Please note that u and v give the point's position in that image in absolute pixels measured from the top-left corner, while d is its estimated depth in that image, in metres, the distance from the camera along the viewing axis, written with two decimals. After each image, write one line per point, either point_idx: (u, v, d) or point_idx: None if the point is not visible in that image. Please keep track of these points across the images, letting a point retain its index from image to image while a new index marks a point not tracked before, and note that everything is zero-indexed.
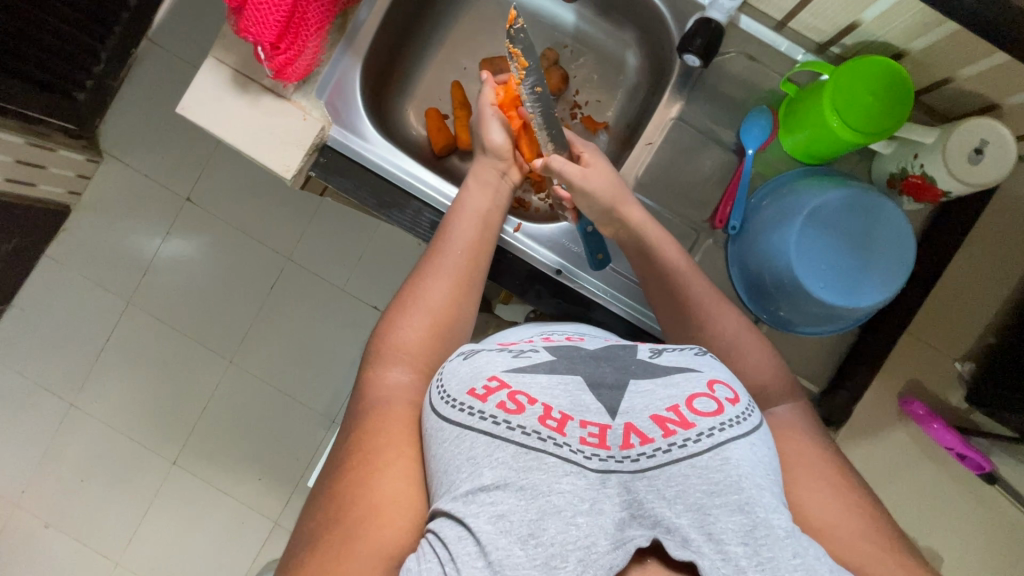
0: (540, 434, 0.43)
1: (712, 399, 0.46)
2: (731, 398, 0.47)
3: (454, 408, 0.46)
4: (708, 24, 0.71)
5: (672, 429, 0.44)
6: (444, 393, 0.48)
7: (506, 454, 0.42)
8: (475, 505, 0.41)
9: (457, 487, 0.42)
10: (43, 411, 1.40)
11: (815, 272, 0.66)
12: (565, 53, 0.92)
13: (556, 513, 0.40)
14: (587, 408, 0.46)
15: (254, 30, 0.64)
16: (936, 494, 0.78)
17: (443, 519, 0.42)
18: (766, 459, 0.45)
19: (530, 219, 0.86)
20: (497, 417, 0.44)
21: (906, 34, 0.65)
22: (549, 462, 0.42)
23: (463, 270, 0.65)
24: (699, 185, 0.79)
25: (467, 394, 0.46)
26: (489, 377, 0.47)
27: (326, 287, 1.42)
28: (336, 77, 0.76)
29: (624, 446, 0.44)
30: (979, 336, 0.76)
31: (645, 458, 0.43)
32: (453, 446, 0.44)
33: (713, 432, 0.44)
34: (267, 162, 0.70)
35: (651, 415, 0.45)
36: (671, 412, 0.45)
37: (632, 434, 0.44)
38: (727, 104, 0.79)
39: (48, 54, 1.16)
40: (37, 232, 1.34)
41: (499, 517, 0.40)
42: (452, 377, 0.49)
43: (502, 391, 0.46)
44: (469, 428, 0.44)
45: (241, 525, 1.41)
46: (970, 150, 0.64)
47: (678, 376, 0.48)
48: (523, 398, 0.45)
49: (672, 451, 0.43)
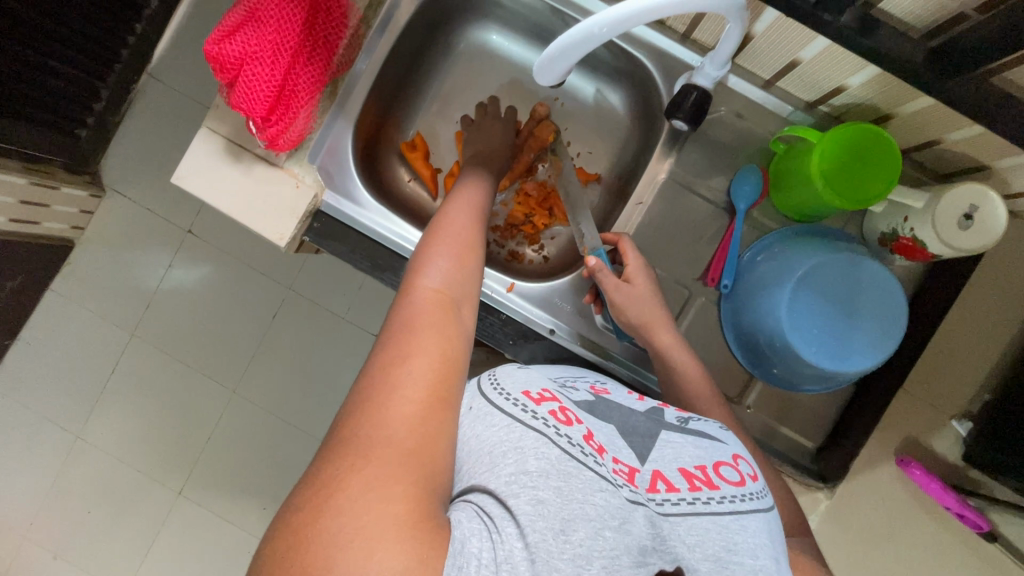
0: (582, 448, 0.44)
1: (735, 470, 0.49)
2: (750, 474, 0.51)
3: (507, 399, 0.46)
4: (693, 90, 0.71)
5: (698, 484, 0.46)
6: (498, 386, 0.49)
7: (551, 453, 0.42)
8: (517, 486, 0.39)
9: (500, 470, 0.41)
10: (49, 443, 1.42)
11: (807, 333, 0.66)
12: (557, 105, 0.92)
13: (588, 519, 0.39)
14: (620, 448, 0.48)
15: (245, 105, 0.66)
16: (936, 549, 0.77)
17: (482, 496, 0.40)
18: (777, 535, 0.47)
19: (522, 275, 0.87)
20: (549, 420, 0.45)
21: (894, 98, 0.65)
22: (587, 475, 0.42)
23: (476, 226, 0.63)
24: (691, 243, 0.79)
25: (523, 395, 0.47)
26: (543, 388, 0.49)
27: (326, 317, 1.42)
28: (329, 141, 0.76)
29: (651, 488, 0.45)
30: (974, 393, 0.75)
31: (670, 504, 0.45)
32: (501, 432, 0.43)
33: (734, 499, 0.47)
34: (262, 230, 0.72)
35: (679, 467, 0.48)
36: (698, 470, 0.48)
37: (659, 480, 0.46)
38: (718, 161, 0.79)
39: (48, 95, 1.18)
40: (42, 267, 1.35)
41: (539, 502, 0.39)
42: (507, 377, 0.50)
43: (554, 403, 0.47)
44: (520, 422, 0.44)
45: (244, 555, 1.42)
46: (959, 217, 0.63)
47: (704, 442, 0.52)
48: (572, 416, 0.47)
49: (695, 503, 0.45)
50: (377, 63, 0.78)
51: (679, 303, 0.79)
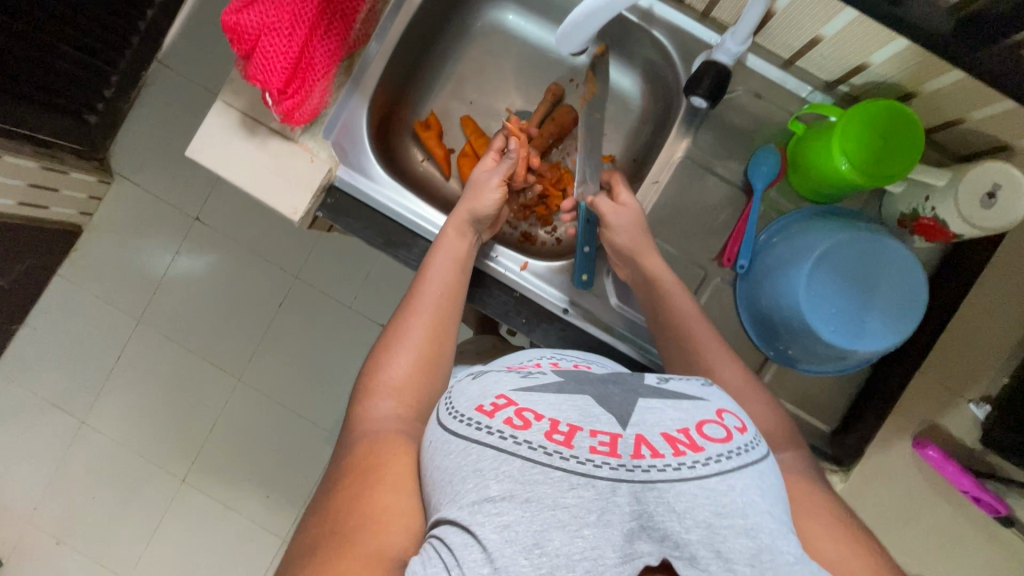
0: (545, 449, 0.43)
1: (722, 426, 0.46)
2: (739, 426, 0.47)
3: (462, 421, 0.47)
4: (714, 65, 0.71)
5: (683, 449, 0.44)
6: (454, 410, 0.49)
7: (512, 468, 0.42)
8: (482, 515, 0.41)
9: (463, 497, 0.43)
10: (55, 428, 1.42)
11: (824, 312, 0.66)
12: (572, 87, 0.92)
13: (561, 526, 0.40)
14: (596, 419, 0.46)
15: (262, 77, 0.66)
16: (952, 534, 0.77)
17: (448, 526, 0.42)
18: (776, 486, 0.45)
19: (536, 255, 0.86)
20: (505, 431, 0.44)
21: (917, 75, 0.65)
22: (554, 476, 0.41)
23: (443, 310, 0.69)
24: (707, 223, 0.78)
25: (475, 409, 0.47)
26: (497, 395, 0.48)
27: (333, 305, 1.42)
28: (343, 118, 0.77)
29: (635, 455, 0.43)
30: (996, 376, 0.73)
31: (656, 470, 0.42)
32: (459, 458, 0.45)
33: (722, 458, 0.44)
34: (274, 203, 0.71)
35: (662, 432, 0.45)
36: (681, 433, 0.45)
37: (643, 445, 0.44)
38: (734, 141, 0.78)
39: (60, 79, 1.18)
40: (50, 252, 1.36)
41: (504, 527, 0.40)
42: (461, 395, 0.50)
43: (510, 408, 0.46)
44: (476, 442, 0.44)
45: (248, 543, 1.42)
46: (982, 194, 0.63)
47: (687, 402, 0.49)
48: (531, 414, 0.45)
49: (681, 469, 0.42)
50: (392, 42, 0.78)
51: (694, 282, 0.78)
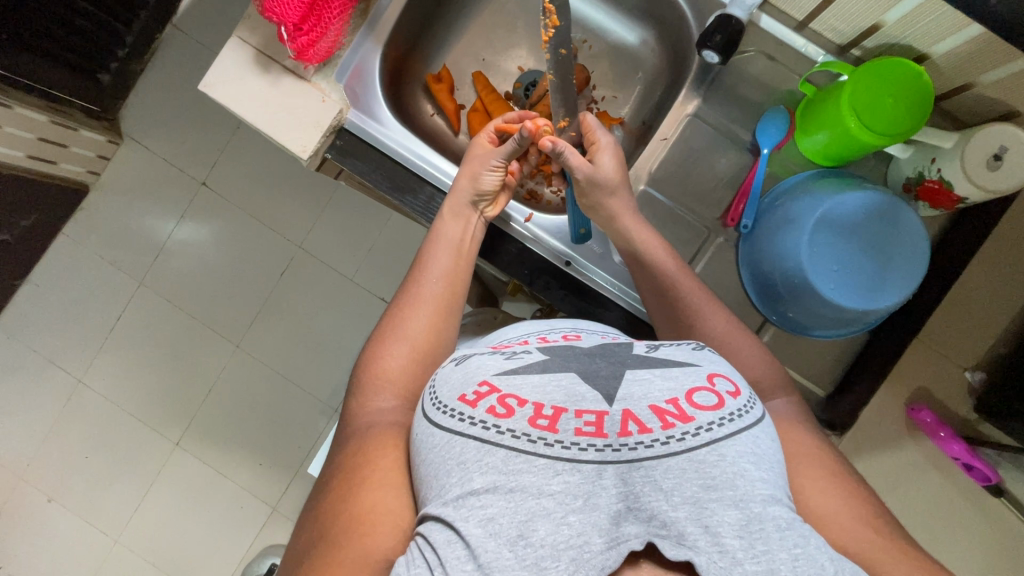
0: (530, 436, 0.41)
1: (712, 393, 0.44)
2: (731, 391, 0.45)
3: (445, 414, 0.44)
4: (728, 21, 0.73)
5: (670, 421, 0.42)
6: (436, 400, 0.46)
7: (496, 459, 0.40)
8: (465, 509, 0.39)
9: (447, 492, 0.40)
10: (51, 386, 1.41)
11: (827, 271, 0.67)
12: (584, 49, 0.94)
13: (546, 514, 0.38)
14: (582, 398, 0.44)
15: (278, 11, 0.66)
16: (942, 503, 0.78)
17: (433, 523, 0.40)
18: (768, 452, 0.42)
19: (540, 209, 0.86)
20: (488, 422, 0.42)
21: (929, 36, 0.65)
22: (539, 464, 0.40)
23: (444, 302, 0.64)
24: (713, 184, 0.80)
25: (458, 400, 0.44)
26: (479, 382, 0.45)
27: (336, 277, 1.42)
28: (357, 62, 0.78)
29: (622, 433, 0.41)
30: (991, 344, 0.76)
31: (643, 448, 0.41)
32: (443, 452, 0.42)
33: (712, 427, 0.41)
34: (286, 142, 0.74)
35: (650, 405, 0.43)
36: (670, 404, 0.43)
37: (630, 422, 0.42)
38: (744, 103, 0.80)
39: (73, 35, 1.18)
40: (56, 209, 1.35)
41: (488, 521, 0.38)
42: (443, 383, 0.47)
43: (492, 396, 0.43)
44: (458, 434, 0.42)
45: (240, 509, 1.41)
46: (988, 157, 0.65)
47: (676, 370, 0.46)
48: (514, 401, 0.43)
49: (669, 443, 0.41)
50: None
51: (697, 242, 0.80)
